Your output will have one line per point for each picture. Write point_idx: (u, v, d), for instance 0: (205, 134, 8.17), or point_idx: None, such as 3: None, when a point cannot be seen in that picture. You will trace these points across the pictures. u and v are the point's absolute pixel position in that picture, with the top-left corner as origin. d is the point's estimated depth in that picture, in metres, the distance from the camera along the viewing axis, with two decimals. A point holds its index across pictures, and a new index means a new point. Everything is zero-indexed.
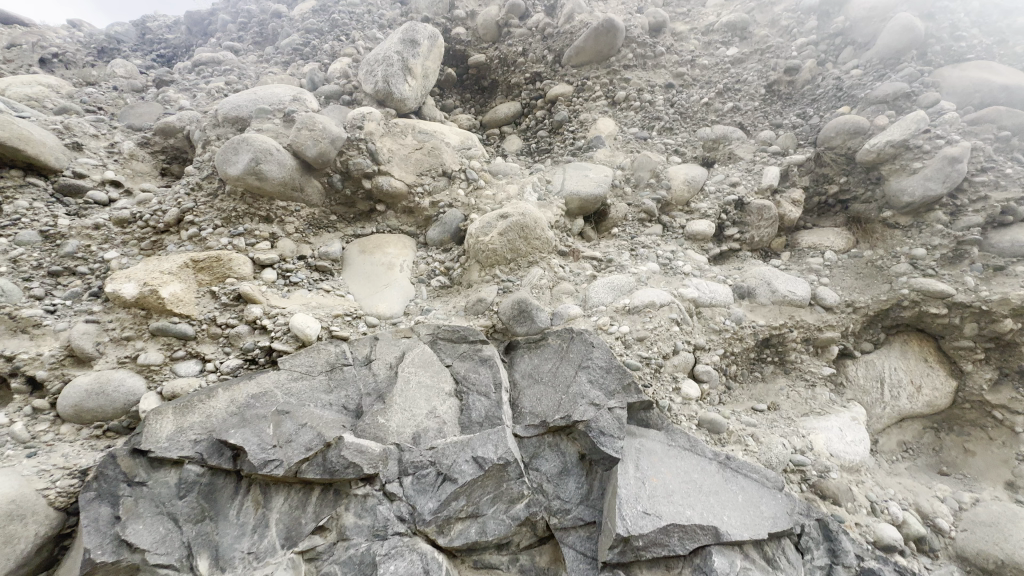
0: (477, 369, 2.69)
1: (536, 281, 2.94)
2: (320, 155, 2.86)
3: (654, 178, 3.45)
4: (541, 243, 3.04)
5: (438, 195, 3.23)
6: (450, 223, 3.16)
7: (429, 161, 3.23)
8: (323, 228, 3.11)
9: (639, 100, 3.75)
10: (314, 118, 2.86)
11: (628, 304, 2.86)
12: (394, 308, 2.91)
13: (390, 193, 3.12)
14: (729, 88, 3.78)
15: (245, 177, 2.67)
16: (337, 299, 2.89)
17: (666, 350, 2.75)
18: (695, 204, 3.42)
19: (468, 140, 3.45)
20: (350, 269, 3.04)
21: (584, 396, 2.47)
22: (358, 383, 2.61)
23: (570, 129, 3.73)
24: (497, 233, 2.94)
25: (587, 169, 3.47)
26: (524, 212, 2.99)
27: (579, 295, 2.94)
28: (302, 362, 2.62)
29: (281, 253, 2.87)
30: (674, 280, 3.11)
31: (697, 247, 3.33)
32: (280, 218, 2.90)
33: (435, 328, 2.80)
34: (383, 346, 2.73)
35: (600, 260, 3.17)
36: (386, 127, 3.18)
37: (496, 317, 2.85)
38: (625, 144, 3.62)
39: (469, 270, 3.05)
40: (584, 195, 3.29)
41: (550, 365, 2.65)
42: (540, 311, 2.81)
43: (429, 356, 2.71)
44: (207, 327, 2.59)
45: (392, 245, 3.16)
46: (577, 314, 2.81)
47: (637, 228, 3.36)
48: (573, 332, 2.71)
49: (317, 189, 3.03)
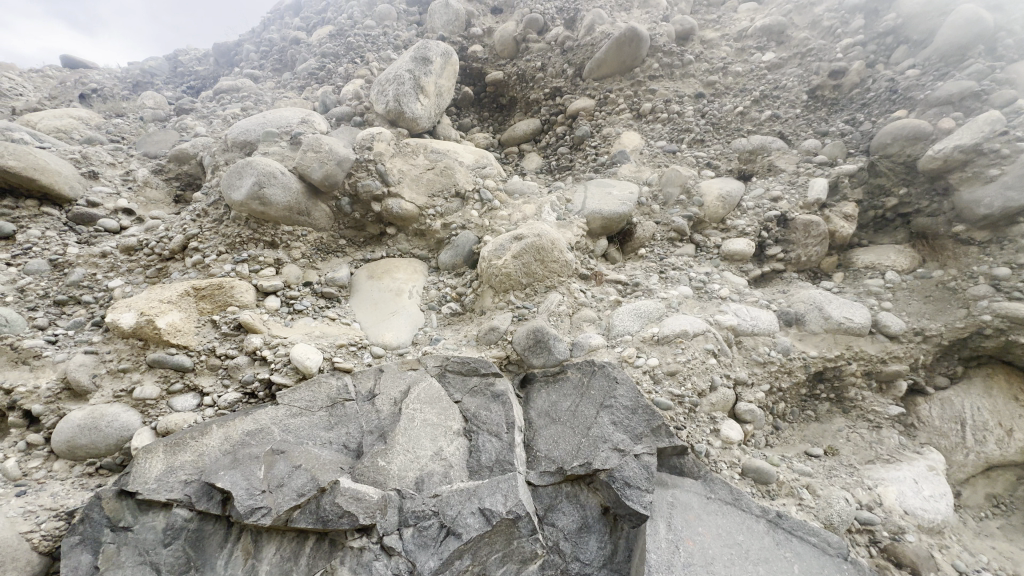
0: (488, 405, 2.44)
1: (554, 308, 2.68)
2: (326, 177, 2.75)
3: (685, 194, 3.18)
4: (560, 265, 2.80)
5: (450, 217, 3.05)
6: (463, 245, 2.96)
7: (441, 181, 3.09)
8: (331, 252, 2.99)
9: (667, 111, 3.50)
10: (320, 140, 2.77)
11: (657, 333, 2.56)
12: (401, 337, 2.72)
13: (401, 216, 2.98)
14: (766, 95, 3.48)
15: (248, 202, 2.57)
16: (342, 327, 2.73)
17: (703, 386, 2.41)
18: (731, 221, 3.11)
19: (483, 159, 3.29)
20: (358, 296, 2.89)
21: (606, 439, 2.18)
22: (359, 419, 2.41)
23: (592, 144, 3.52)
24: (511, 255, 2.71)
25: (611, 185, 3.23)
26: (541, 233, 2.76)
27: (602, 323, 2.67)
28: (302, 396, 2.44)
29: (285, 279, 2.75)
30: (709, 305, 2.79)
31: (735, 268, 3.03)
32: (286, 244, 2.79)
33: (443, 359, 2.59)
34: (387, 379, 2.53)
35: (625, 283, 2.90)
36: (396, 147, 3.07)
37: (510, 347, 2.61)
38: (652, 158, 3.36)
39: (482, 296, 2.84)
40: (607, 214, 3.04)
41: (569, 403, 2.37)
42: (557, 341, 2.54)
43: (437, 390, 2.49)
44: (205, 358, 2.46)
45: (402, 269, 2.99)
46: (599, 345, 2.54)
47: (666, 249, 3.09)
48: (594, 365, 2.43)
49: (325, 213, 2.92)
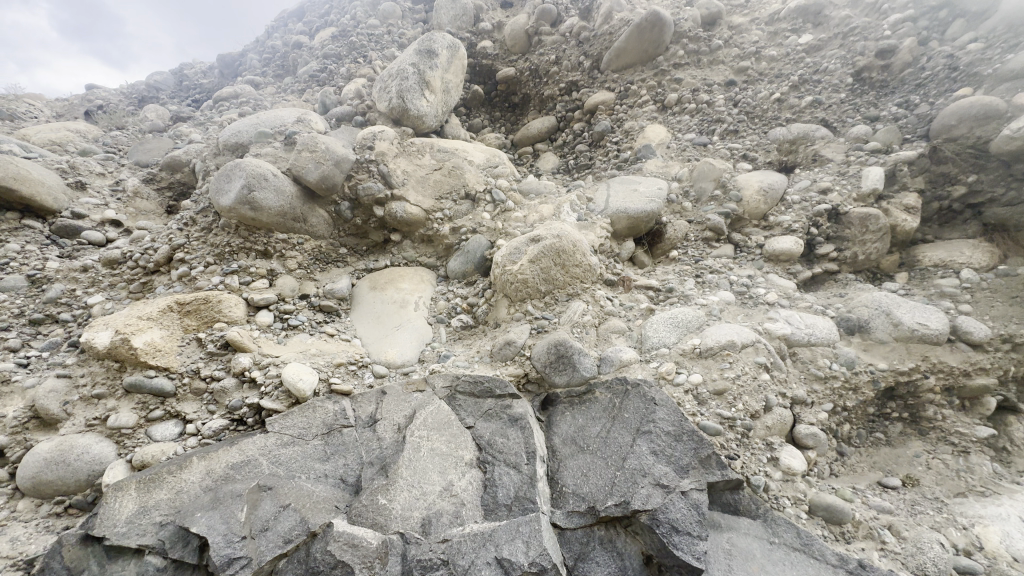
0: (505, 431, 2.11)
1: (578, 318, 2.36)
2: (322, 179, 2.52)
3: (720, 189, 2.85)
4: (582, 270, 2.49)
5: (460, 220, 2.78)
6: (474, 250, 2.67)
7: (450, 183, 2.83)
8: (331, 262, 2.74)
9: (694, 101, 3.20)
10: (316, 139, 2.55)
11: (698, 345, 2.21)
12: (406, 354, 2.43)
13: (405, 221, 2.72)
14: (806, 79, 3.15)
15: (237, 207, 2.33)
16: (341, 344, 2.46)
17: (757, 407, 2.04)
18: (775, 217, 2.77)
19: (495, 157, 3.02)
20: (359, 309, 2.62)
21: (646, 473, 1.83)
22: (358, 448, 2.11)
23: (614, 140, 3.23)
24: (528, 260, 2.42)
25: (636, 183, 2.92)
26: (560, 234, 2.46)
27: (633, 334, 2.34)
28: (293, 423, 2.16)
29: (279, 292, 2.50)
30: (756, 312, 2.44)
31: (781, 270, 2.68)
32: (280, 253, 2.55)
33: (453, 379, 2.29)
34: (390, 402, 2.24)
35: (657, 289, 2.57)
36: (399, 147, 2.83)
37: (529, 364, 2.30)
38: (681, 152, 3.05)
39: (496, 306, 2.53)
40: (633, 213, 2.73)
41: (598, 428, 2.03)
42: (582, 356, 2.22)
43: (446, 415, 2.18)
44: (189, 381, 2.20)
45: (407, 279, 2.72)
46: (631, 359, 2.21)
47: (702, 250, 2.76)
48: (626, 384, 2.10)
49: (324, 219, 2.68)
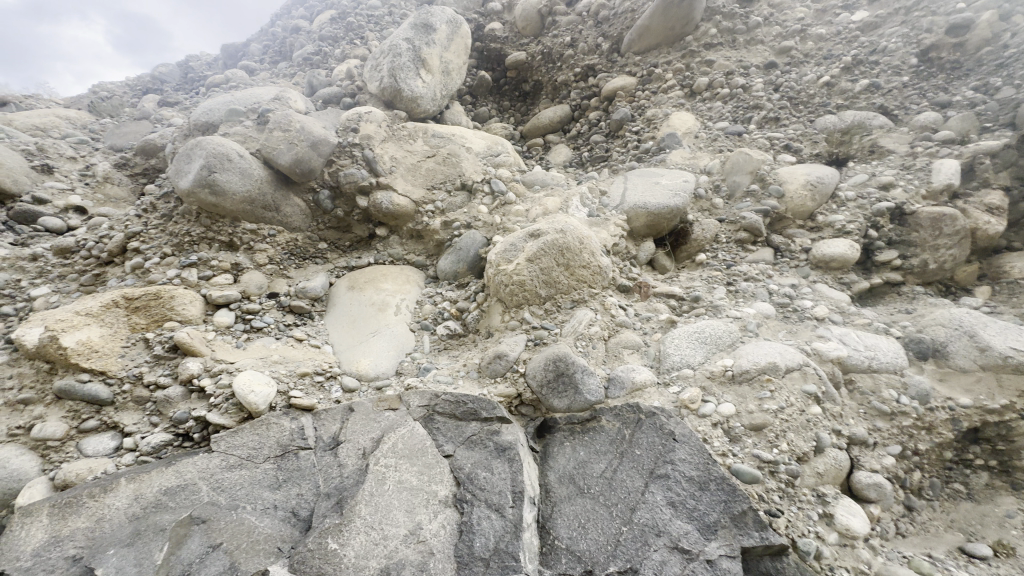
0: (489, 463, 1.73)
1: (583, 329, 1.98)
2: (295, 162, 2.22)
3: (757, 183, 2.43)
4: (591, 273, 2.10)
5: (453, 213, 2.43)
6: (467, 248, 2.32)
7: (444, 172, 2.51)
8: (308, 258, 2.44)
9: (727, 85, 2.80)
10: (291, 117, 2.27)
11: (730, 366, 1.78)
12: (381, 365, 2.08)
13: (391, 213, 2.40)
14: (861, 60, 2.72)
15: (196, 190, 2.05)
16: (308, 351, 2.14)
17: (804, 448, 1.61)
18: (824, 216, 2.32)
19: (497, 146, 2.68)
20: (334, 311, 2.31)
21: (659, 529, 1.43)
22: (314, 476, 1.77)
23: (633, 130, 2.86)
24: (525, 258, 2.04)
25: (658, 175, 2.53)
26: (564, 229, 2.10)
27: (648, 351, 1.94)
28: (242, 442, 1.82)
29: (243, 289, 2.20)
30: (800, 330, 2.01)
31: (831, 280, 2.24)
32: (248, 246, 2.26)
33: (432, 397, 1.93)
34: (356, 421, 1.90)
35: (679, 298, 2.16)
36: (389, 131, 2.53)
37: (523, 383, 1.92)
38: (710, 142, 2.66)
39: (489, 312, 2.17)
40: (653, 208, 2.34)
41: (602, 467, 1.63)
42: (585, 375, 1.84)
43: (419, 440, 1.81)
44: (130, 388, 1.89)
45: (390, 279, 2.39)
46: (646, 382, 1.81)
47: (734, 254, 2.34)
48: (637, 412, 1.71)
49: (300, 209, 2.38)
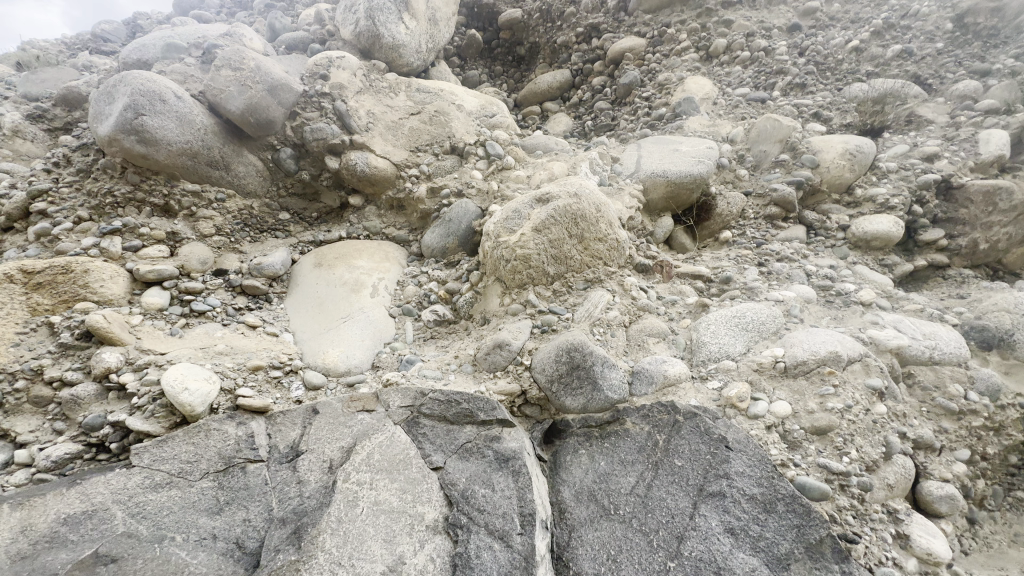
0: (489, 478, 1.40)
1: (600, 313, 1.65)
2: (248, 109, 1.81)
3: (787, 152, 2.15)
4: (607, 248, 1.77)
5: (441, 179, 2.07)
6: (458, 219, 1.96)
7: (430, 133, 2.14)
8: (266, 230, 2.04)
9: (748, 48, 2.52)
10: (243, 54, 1.85)
11: (781, 356, 1.47)
12: (353, 358, 1.69)
13: (368, 177, 2.02)
14: (892, 23, 2.48)
15: (119, 136, 1.63)
16: (263, 340, 1.75)
17: (874, 456, 1.31)
18: (864, 189, 2.05)
19: (492, 105, 2.32)
20: (296, 293, 1.91)
21: (719, 566, 1.11)
22: (266, 496, 1.39)
23: (643, 95, 2.55)
24: (532, 227, 1.68)
25: (677, 142, 2.23)
26: (579, 192, 1.73)
27: (678, 340, 1.62)
28: (173, 454, 1.41)
29: (182, 263, 1.79)
30: (847, 316, 1.73)
31: (871, 261, 1.98)
32: (189, 212, 1.84)
33: (416, 395, 1.56)
34: (322, 426, 1.52)
35: (707, 279, 1.86)
36: (365, 81, 2.14)
37: (528, 379, 1.58)
38: (730, 109, 2.38)
39: (486, 294, 1.82)
40: (674, 176, 2.04)
41: (631, 482, 1.32)
42: (605, 369, 1.51)
43: (402, 449, 1.45)
44: (25, 386, 1.44)
45: (366, 255, 2.00)
46: (680, 376, 1.49)
47: (764, 231, 2.06)
48: (671, 412, 1.40)
49: (256, 168, 1.96)
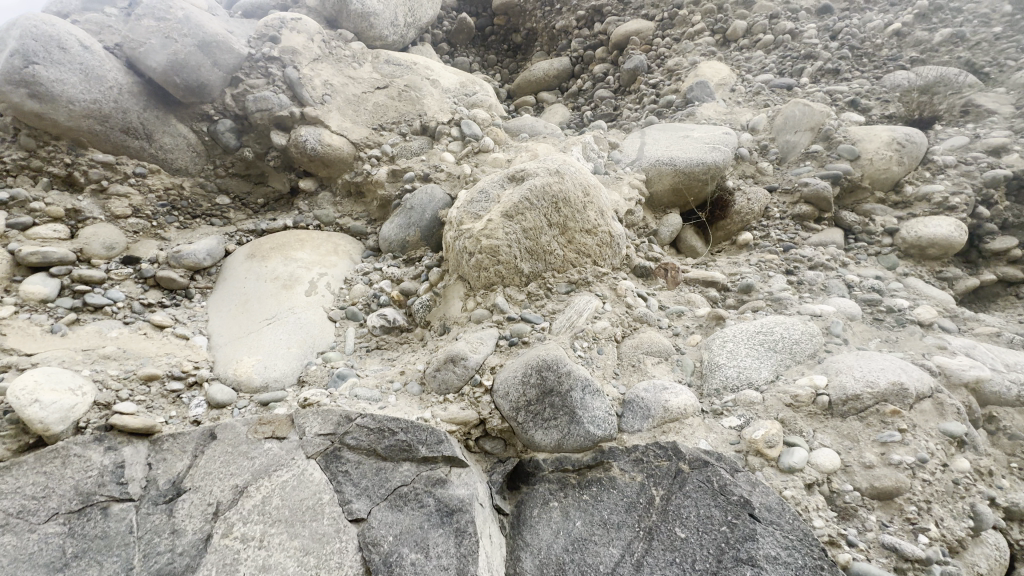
0: (424, 538, 1.05)
1: (583, 323, 1.30)
2: (172, 66, 1.55)
3: (820, 142, 1.80)
4: (598, 243, 1.41)
5: (406, 161, 1.75)
6: (421, 207, 1.64)
7: (398, 110, 1.85)
8: (199, 215, 1.73)
9: (771, 31, 2.22)
10: (172, 4, 1.62)
11: (823, 388, 1.08)
12: (273, 370, 1.34)
13: (319, 157, 1.72)
14: (940, 5, 2.14)
15: (5, 88, 1.34)
16: (168, 345, 1.40)
17: (960, 534, 0.91)
18: (915, 186, 1.69)
19: (474, 83, 2.03)
20: (222, 289, 1.59)
21: None
22: (128, 549, 1.03)
23: (650, 82, 2.24)
24: (501, 211, 1.33)
25: (688, 129, 1.88)
26: (561, 169, 1.38)
27: (683, 361, 1.26)
28: (15, 487, 1.04)
29: (81, 247, 1.45)
30: (903, 339, 1.35)
31: (927, 273, 1.61)
32: (99, 187, 1.53)
33: (340, 421, 1.18)
34: (215, 457, 1.15)
35: (722, 288, 1.49)
36: (324, 48, 1.87)
37: (488, 405, 1.22)
38: (751, 96, 2.05)
39: (446, 297, 1.47)
40: (682, 164, 1.69)
41: (615, 556, 0.98)
42: (585, 395, 1.15)
43: (309, 494, 1.09)
44: None
45: (310, 247, 1.67)
46: (685, 409, 1.11)
47: (793, 233, 1.69)
48: (670, 459, 1.03)
49: (187, 141, 1.67)
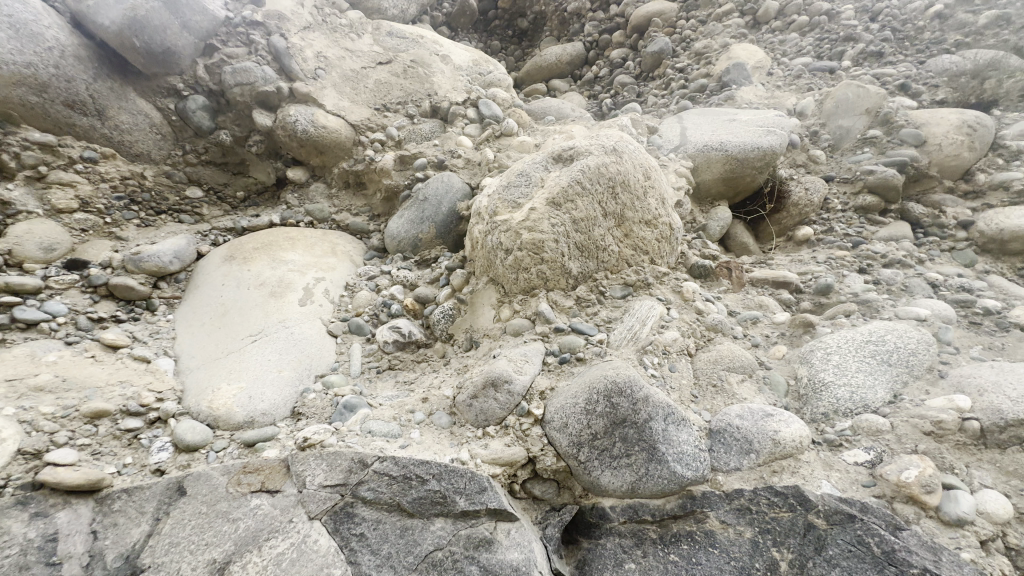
0: None
1: (649, 334, 1.06)
2: (130, 24, 1.26)
3: (878, 127, 1.62)
4: (656, 237, 1.19)
5: (417, 146, 1.51)
6: (437, 199, 1.38)
7: (404, 89, 1.61)
8: (164, 211, 1.44)
9: (806, 13, 2.07)
10: None
11: (968, 411, 0.86)
12: (260, 401, 1.05)
13: (312, 141, 1.45)
14: None
15: None
16: (122, 371, 1.10)
17: None
18: (988, 173, 1.50)
19: (489, 62, 1.80)
20: (193, 300, 1.29)
21: None
22: None
23: (677, 66, 2.05)
24: (547, 197, 1.09)
25: (733, 112, 1.68)
26: (617, 147, 1.15)
27: (772, 378, 1.03)
28: None
29: (9, 247, 1.13)
30: (1011, 346, 1.12)
31: (1011, 271, 1.34)
32: (34, 174, 1.21)
33: (353, 467, 0.91)
34: (185, 522, 0.86)
35: (795, 289, 1.28)
36: (316, 17, 1.62)
37: (540, 440, 0.96)
38: (791, 80, 1.88)
39: (474, 305, 1.22)
40: (735, 149, 1.48)
41: None
42: (668, 426, 0.91)
43: (314, 571, 0.81)
44: None
45: (302, 247, 1.40)
46: (799, 442, 0.87)
47: (859, 227, 1.50)
48: (795, 512, 0.81)
49: (149, 121, 1.39)
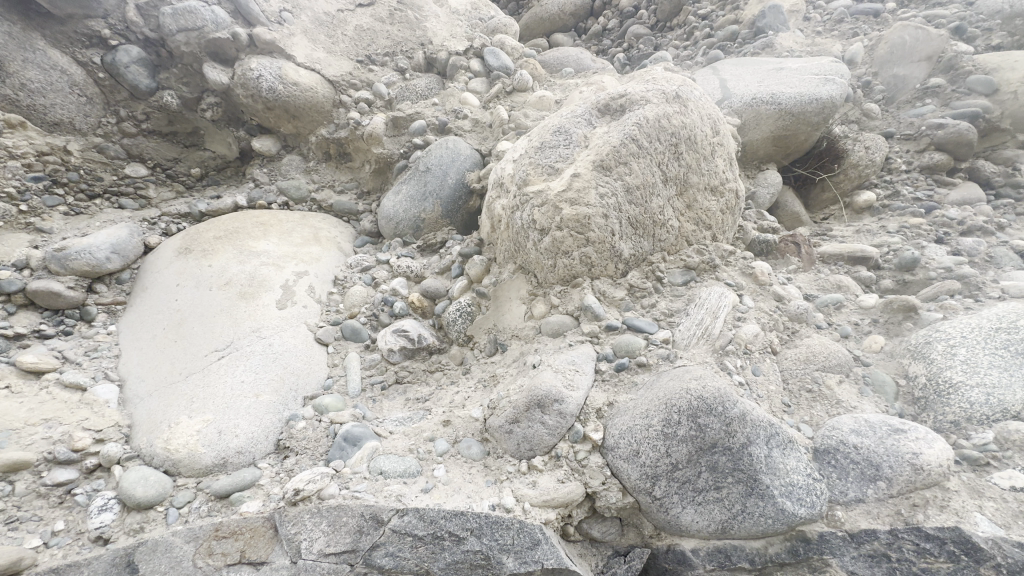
0: None
1: (723, 329, 0.86)
2: None
3: (940, 74, 1.42)
4: (721, 209, 0.98)
5: (415, 107, 1.27)
6: (443, 169, 1.13)
7: (391, 38, 1.35)
8: (100, 196, 1.15)
9: None
10: None
11: None
12: (234, 437, 0.81)
13: (281, 102, 1.18)
14: None
15: None
16: (48, 406, 0.84)
17: None
18: None
19: (489, 9, 1.53)
20: (141, 305, 1.02)
21: None
22: None
23: (699, 13, 1.81)
24: (594, 159, 0.86)
25: (777, 61, 1.45)
26: (678, 94, 0.92)
27: (877, 378, 0.84)
28: None
29: None
30: None
31: None
32: None
33: (362, 525, 0.69)
34: None
35: (873, 265, 1.08)
36: None
37: (601, 473, 0.75)
38: (832, 25, 1.66)
39: (500, 299, 0.99)
40: (789, 101, 1.26)
41: None
42: (771, 450, 0.70)
43: None
44: None
45: (279, 234, 1.14)
46: (946, 467, 0.68)
47: (928, 190, 1.29)
48: (958, 564, 0.62)
49: (67, 79, 1.08)
